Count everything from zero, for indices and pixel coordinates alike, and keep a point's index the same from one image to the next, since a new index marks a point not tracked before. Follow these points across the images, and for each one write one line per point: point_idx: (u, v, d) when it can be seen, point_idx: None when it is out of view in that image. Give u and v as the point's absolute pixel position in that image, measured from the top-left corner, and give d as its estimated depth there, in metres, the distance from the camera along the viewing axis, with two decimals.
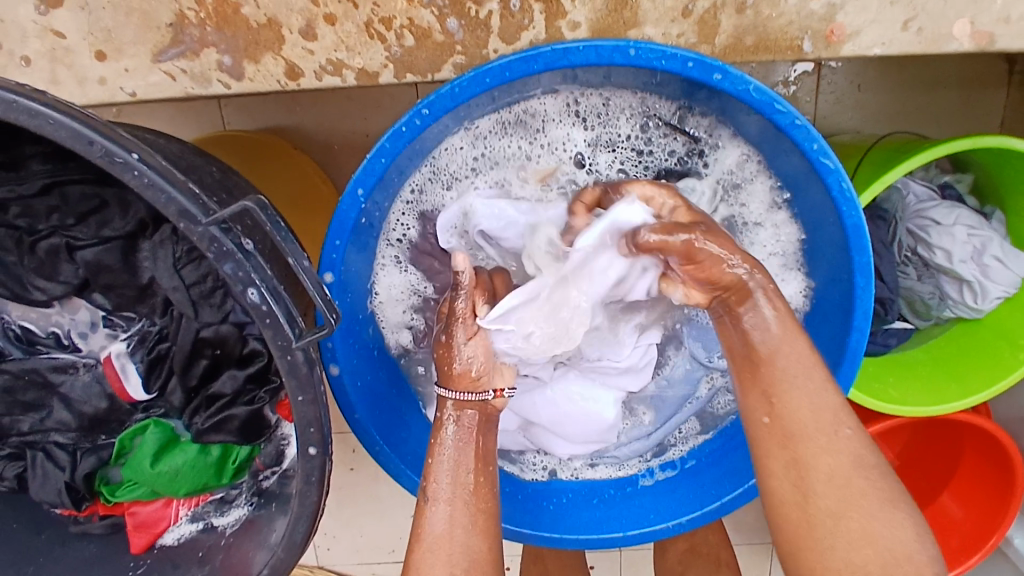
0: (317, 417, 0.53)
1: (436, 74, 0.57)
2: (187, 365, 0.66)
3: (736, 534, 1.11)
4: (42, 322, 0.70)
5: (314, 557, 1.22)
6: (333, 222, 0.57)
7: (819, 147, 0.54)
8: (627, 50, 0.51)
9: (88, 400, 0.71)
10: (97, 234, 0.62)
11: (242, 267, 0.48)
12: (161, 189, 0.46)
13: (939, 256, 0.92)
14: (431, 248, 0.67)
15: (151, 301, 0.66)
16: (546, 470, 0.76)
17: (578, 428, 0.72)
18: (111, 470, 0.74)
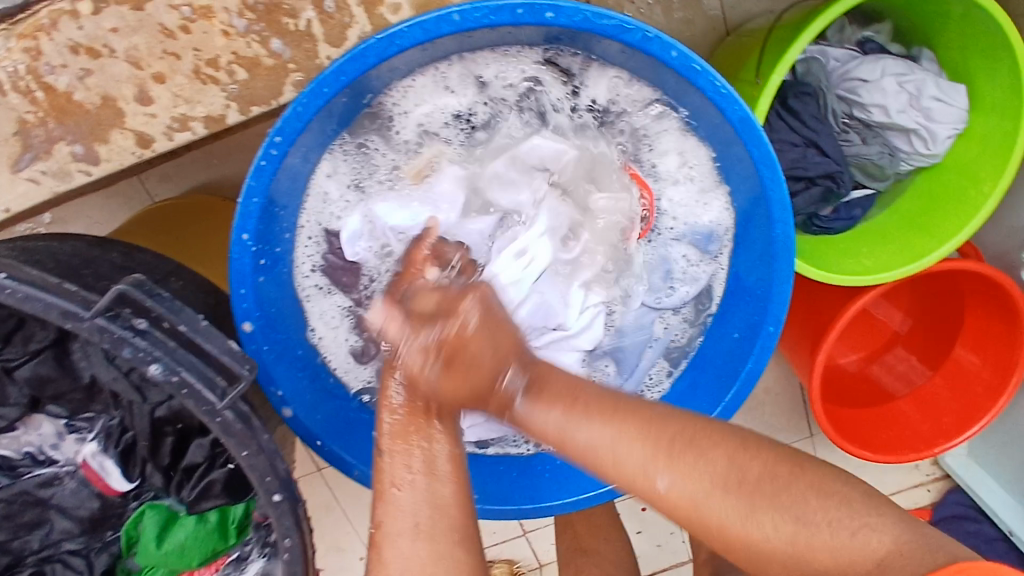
0: (269, 464, 0.53)
1: (279, 98, 0.57)
2: (154, 445, 0.67)
3: None
4: (14, 446, 0.70)
5: None
6: (231, 272, 0.56)
7: (677, 53, 0.52)
8: (450, 18, 0.50)
9: (81, 504, 0.73)
10: (26, 349, 0.63)
11: (141, 348, 0.48)
12: (37, 298, 0.46)
13: (876, 113, 0.90)
14: (344, 262, 0.66)
15: (102, 397, 0.67)
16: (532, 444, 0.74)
17: None
18: (128, 561, 0.75)
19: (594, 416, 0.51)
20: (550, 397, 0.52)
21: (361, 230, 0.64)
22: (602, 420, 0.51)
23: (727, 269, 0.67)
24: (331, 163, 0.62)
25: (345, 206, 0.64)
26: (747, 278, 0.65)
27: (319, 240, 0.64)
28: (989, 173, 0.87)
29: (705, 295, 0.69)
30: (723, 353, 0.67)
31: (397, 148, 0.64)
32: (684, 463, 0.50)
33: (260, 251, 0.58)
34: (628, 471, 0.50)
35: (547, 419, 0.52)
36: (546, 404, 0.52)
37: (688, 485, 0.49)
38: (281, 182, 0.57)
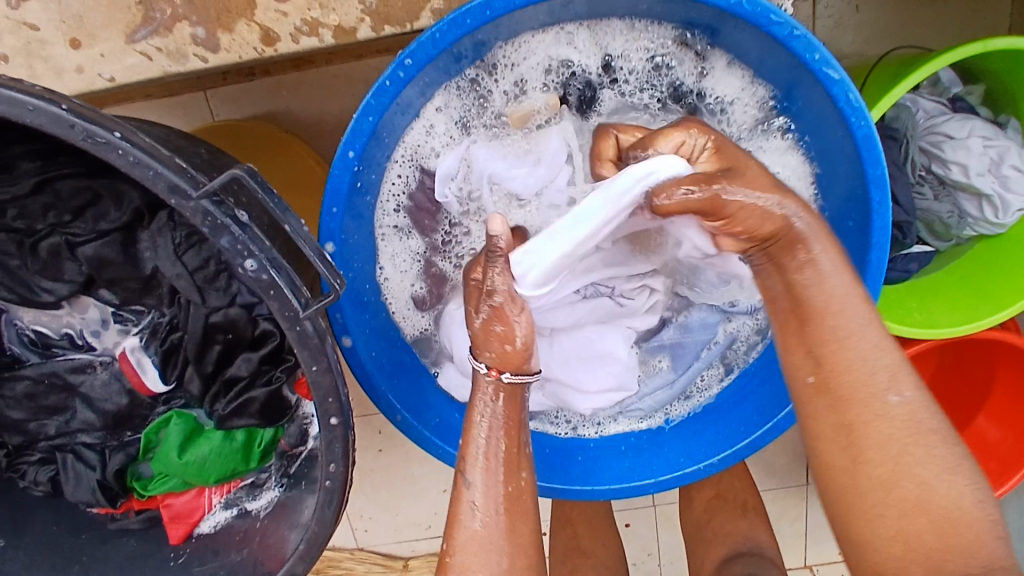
0: (332, 386, 0.52)
1: (415, 23, 0.54)
2: (201, 352, 0.66)
3: (766, 478, 1.11)
4: (54, 325, 0.69)
5: (352, 541, 1.25)
6: (328, 188, 0.55)
7: (820, 57, 0.51)
8: None
9: (108, 398, 0.71)
10: (95, 228, 0.61)
11: (239, 240, 0.47)
12: (147, 166, 0.45)
13: (955, 171, 0.89)
14: (429, 204, 0.65)
15: (157, 292, 0.66)
16: (571, 425, 0.74)
17: (593, 374, 0.68)
18: (140, 466, 0.74)
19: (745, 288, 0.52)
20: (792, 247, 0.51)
21: (456, 170, 0.64)
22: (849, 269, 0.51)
23: None
24: (441, 103, 0.62)
25: (447, 146, 0.64)
26: None
27: (410, 176, 0.64)
28: None
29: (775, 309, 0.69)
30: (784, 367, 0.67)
31: (507, 102, 0.63)
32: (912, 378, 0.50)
33: (359, 173, 0.57)
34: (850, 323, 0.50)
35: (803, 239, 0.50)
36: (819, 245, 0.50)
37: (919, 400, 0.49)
38: (393, 110, 0.57)
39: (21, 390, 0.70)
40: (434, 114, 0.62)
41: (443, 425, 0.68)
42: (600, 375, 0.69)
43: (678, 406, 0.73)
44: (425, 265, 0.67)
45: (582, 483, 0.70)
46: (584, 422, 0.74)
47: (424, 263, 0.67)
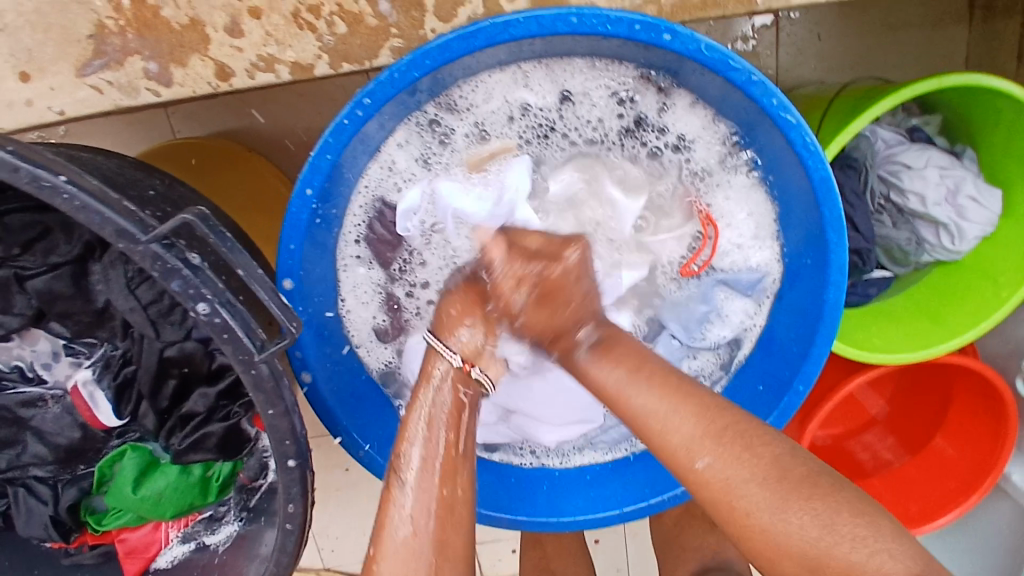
0: (290, 428, 0.51)
1: (374, 61, 0.53)
2: (156, 387, 0.64)
3: None
4: (3, 357, 0.67)
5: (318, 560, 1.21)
6: (285, 225, 0.54)
7: (777, 101, 0.52)
8: (569, 18, 0.49)
9: (60, 432, 0.68)
10: (45, 262, 0.60)
11: (191, 283, 0.46)
12: (94, 211, 0.44)
13: (912, 201, 0.90)
14: (390, 236, 0.64)
15: (110, 325, 0.64)
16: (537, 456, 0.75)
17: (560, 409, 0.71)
18: (94, 499, 0.72)
19: (654, 385, 0.52)
20: (613, 358, 0.54)
21: (419, 205, 0.63)
22: (662, 388, 0.52)
23: (762, 327, 0.68)
24: (400, 139, 0.61)
25: (409, 179, 0.63)
26: (783, 337, 0.66)
27: (371, 208, 0.63)
28: (1008, 279, 0.88)
29: (734, 345, 0.69)
30: (744, 400, 0.68)
31: (469, 135, 0.62)
32: (734, 446, 0.49)
33: (318, 209, 0.57)
34: (673, 444, 0.50)
35: (610, 374, 0.54)
36: (611, 362, 0.54)
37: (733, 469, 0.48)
38: (351, 149, 0.56)
39: None
40: (392, 150, 0.61)
41: None
42: (563, 410, 0.71)
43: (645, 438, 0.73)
44: (388, 297, 0.66)
45: (546, 514, 0.70)
46: (550, 452, 0.75)
47: (387, 296, 0.66)
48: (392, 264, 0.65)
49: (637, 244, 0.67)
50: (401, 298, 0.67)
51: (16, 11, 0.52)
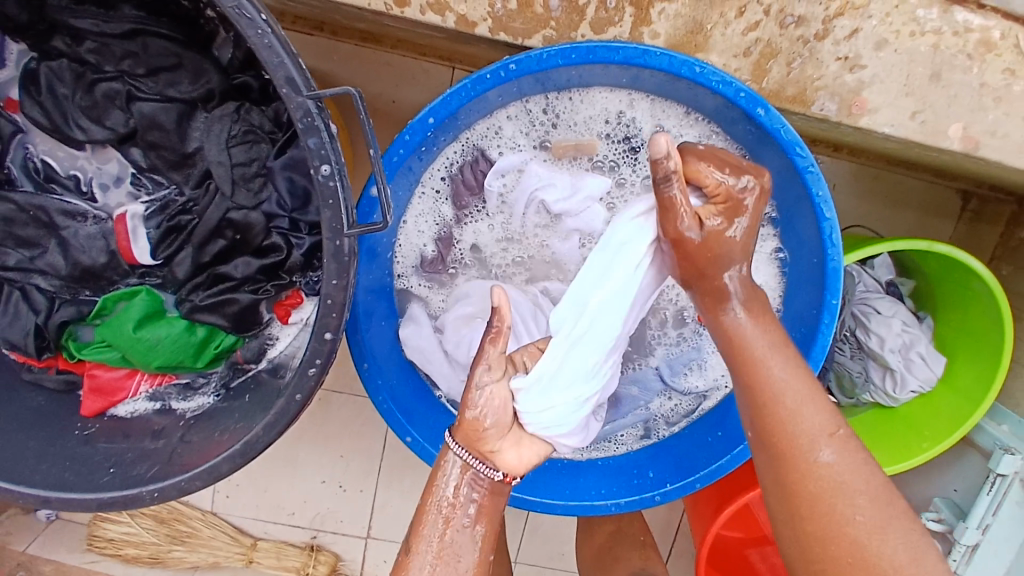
0: (341, 303, 0.56)
1: (525, 40, 0.63)
2: (205, 241, 0.68)
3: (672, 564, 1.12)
4: (67, 163, 0.70)
5: (209, 505, 1.36)
6: (399, 141, 0.62)
7: (822, 194, 0.63)
8: (693, 67, 0.59)
9: (87, 251, 0.70)
10: (162, 91, 0.64)
11: (324, 147, 0.52)
12: (276, 53, 0.50)
13: (874, 340, 1.04)
14: (474, 183, 0.72)
15: (187, 171, 0.67)
16: None
17: None
18: (81, 328, 0.73)
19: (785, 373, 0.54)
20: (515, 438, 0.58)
21: (510, 169, 0.72)
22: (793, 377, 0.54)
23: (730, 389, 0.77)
24: (510, 112, 0.70)
25: (511, 146, 0.72)
26: None
27: (468, 154, 0.71)
28: (932, 433, 1.02)
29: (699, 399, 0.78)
30: (697, 445, 0.76)
31: (567, 132, 0.71)
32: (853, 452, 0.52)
33: (430, 135, 0.65)
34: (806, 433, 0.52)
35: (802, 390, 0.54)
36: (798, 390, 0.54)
37: (850, 474, 0.51)
38: (473, 103, 0.65)
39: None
40: (502, 117, 0.70)
41: (399, 390, 0.72)
42: None
43: (591, 450, 0.79)
44: (447, 231, 0.74)
45: None
46: None
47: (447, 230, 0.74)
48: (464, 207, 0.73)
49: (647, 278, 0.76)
50: (461, 231, 0.74)
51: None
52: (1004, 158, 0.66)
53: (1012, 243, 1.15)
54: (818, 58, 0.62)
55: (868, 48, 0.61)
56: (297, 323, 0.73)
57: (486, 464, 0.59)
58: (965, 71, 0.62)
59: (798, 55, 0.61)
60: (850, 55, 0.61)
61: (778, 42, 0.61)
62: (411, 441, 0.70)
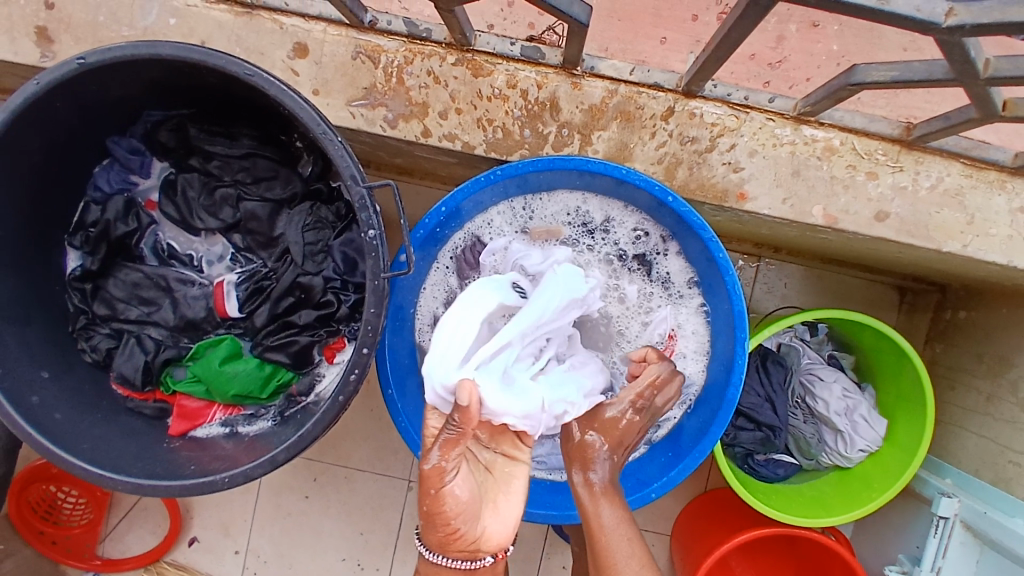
0: (376, 326, 0.79)
1: (509, 156, 0.92)
2: (279, 298, 0.94)
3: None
4: (185, 245, 1.00)
5: None
6: (421, 223, 0.88)
7: (723, 256, 0.87)
8: (622, 170, 0.86)
9: (192, 307, 0.96)
10: (261, 194, 0.94)
11: (371, 219, 0.78)
12: (345, 160, 0.77)
13: (820, 404, 1.22)
14: (473, 261, 0.98)
15: (272, 249, 0.96)
16: None
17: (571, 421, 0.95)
18: (176, 369, 0.97)
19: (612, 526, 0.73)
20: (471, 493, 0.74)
21: (496, 252, 0.97)
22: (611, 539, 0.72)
23: (678, 419, 0.98)
24: (498, 210, 0.98)
25: (498, 233, 0.99)
26: (689, 431, 0.95)
27: (468, 240, 0.99)
28: (879, 484, 1.16)
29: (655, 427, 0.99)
30: (653, 466, 0.95)
31: (540, 223, 0.98)
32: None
33: (442, 222, 0.91)
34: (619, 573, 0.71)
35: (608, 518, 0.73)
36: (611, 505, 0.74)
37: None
38: (473, 199, 0.92)
39: (132, 278, 0.98)
40: (492, 214, 0.98)
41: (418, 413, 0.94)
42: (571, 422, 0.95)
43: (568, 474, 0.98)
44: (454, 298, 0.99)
45: None
46: None
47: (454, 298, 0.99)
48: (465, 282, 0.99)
49: (608, 331, 1.00)
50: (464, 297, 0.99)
51: (331, 61, 0.90)
52: (859, 230, 0.91)
53: (941, 324, 1.33)
54: (710, 164, 0.89)
55: (744, 156, 0.89)
56: (339, 362, 0.95)
57: (471, 559, 0.75)
58: (817, 169, 0.89)
59: (695, 162, 0.89)
60: (732, 161, 0.89)
61: (681, 154, 0.89)
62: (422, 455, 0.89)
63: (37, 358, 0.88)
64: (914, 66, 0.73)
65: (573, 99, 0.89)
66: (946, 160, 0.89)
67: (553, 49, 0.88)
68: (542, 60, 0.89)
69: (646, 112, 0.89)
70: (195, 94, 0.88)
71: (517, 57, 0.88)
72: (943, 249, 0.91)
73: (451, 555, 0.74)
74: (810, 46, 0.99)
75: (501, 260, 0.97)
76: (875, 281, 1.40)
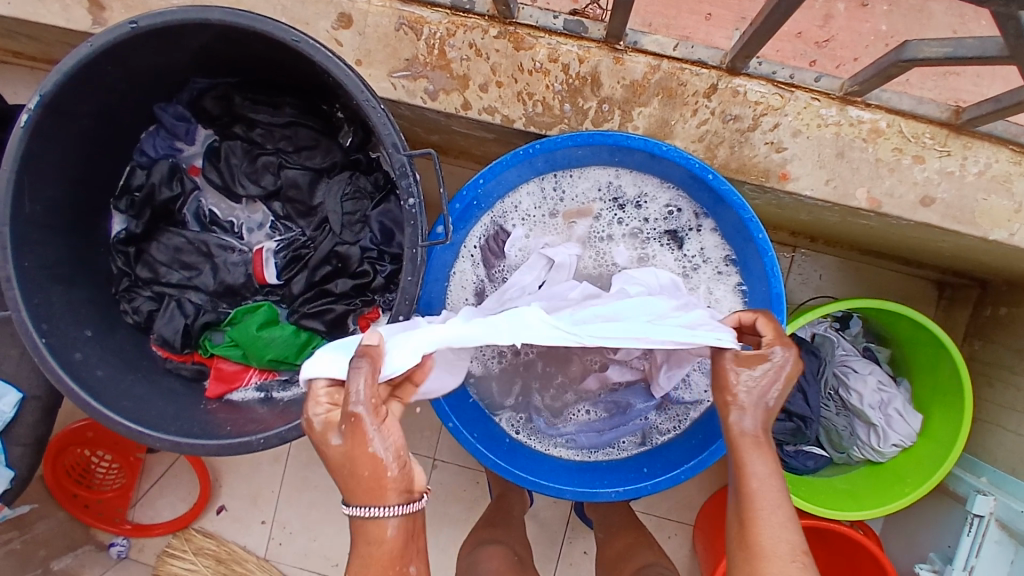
0: (412, 293, 0.80)
1: (549, 131, 0.92)
2: (317, 266, 0.95)
3: None
4: (227, 212, 1.01)
5: (263, 549, 1.50)
6: (459, 194, 0.88)
7: (762, 237, 0.87)
8: (663, 147, 0.85)
9: (232, 273, 0.98)
10: (302, 163, 0.95)
11: (411, 187, 0.78)
12: (387, 127, 0.77)
13: (854, 396, 1.20)
14: (502, 242, 0.98)
15: (311, 218, 0.97)
16: (514, 431, 0.97)
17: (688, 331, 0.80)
18: (214, 333, 0.98)
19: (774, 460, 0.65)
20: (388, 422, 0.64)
21: (521, 235, 0.97)
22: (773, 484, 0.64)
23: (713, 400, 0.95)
24: (527, 190, 0.97)
25: (526, 215, 0.98)
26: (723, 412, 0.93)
27: (495, 223, 0.98)
28: (913, 481, 1.13)
29: (689, 408, 0.96)
30: (685, 446, 0.93)
31: (569, 203, 0.98)
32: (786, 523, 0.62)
33: (478, 196, 0.91)
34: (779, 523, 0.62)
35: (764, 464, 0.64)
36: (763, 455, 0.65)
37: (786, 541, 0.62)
38: (506, 175, 0.92)
39: (174, 243, 0.99)
40: (521, 195, 0.98)
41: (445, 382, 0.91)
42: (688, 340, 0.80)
43: (595, 453, 0.96)
44: (484, 279, 0.99)
45: (523, 471, 0.90)
46: (537, 437, 0.97)
47: (484, 279, 0.99)
48: (495, 265, 0.98)
49: None
50: (494, 277, 0.98)
51: (375, 32, 0.90)
52: (903, 214, 0.89)
53: (980, 320, 1.29)
54: (752, 143, 0.88)
55: (787, 135, 0.88)
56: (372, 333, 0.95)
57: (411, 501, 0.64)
58: (862, 151, 0.88)
59: (737, 141, 0.88)
60: (775, 141, 0.88)
61: (722, 133, 0.88)
62: (452, 426, 0.87)
63: (83, 317, 0.90)
64: (967, 41, 0.70)
65: (614, 74, 0.88)
66: (995, 146, 0.87)
67: (595, 23, 0.88)
68: (583, 34, 0.88)
69: (688, 89, 0.88)
70: (239, 62, 0.90)
71: (560, 30, 0.88)
72: (988, 236, 0.88)
73: (388, 502, 0.63)
74: (857, 25, 0.97)
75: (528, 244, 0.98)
76: (913, 274, 1.37)
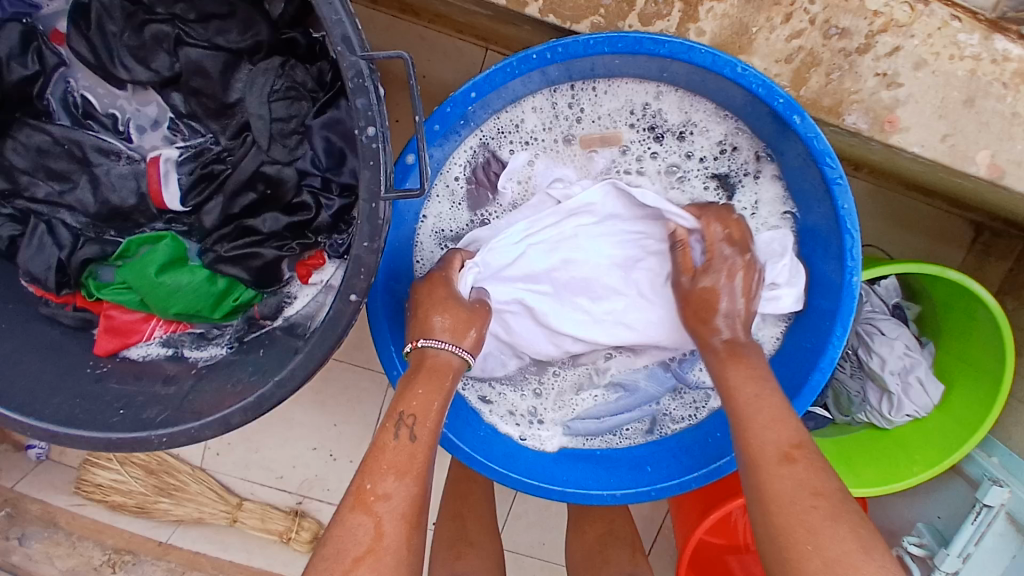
0: (372, 265, 0.55)
1: (574, 25, 0.64)
2: (236, 192, 0.69)
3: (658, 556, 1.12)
4: (107, 100, 0.72)
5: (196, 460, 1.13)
6: (441, 111, 0.62)
7: (847, 208, 0.64)
8: (737, 67, 0.59)
9: (118, 190, 0.71)
10: (210, 38, 0.65)
11: (369, 109, 0.51)
12: (334, 9, 0.49)
13: (874, 360, 1.02)
14: (494, 174, 0.73)
15: (226, 121, 0.69)
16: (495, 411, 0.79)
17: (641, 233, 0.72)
18: (102, 269, 0.74)
19: None
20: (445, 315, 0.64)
21: (521, 167, 0.73)
22: None
23: None
24: (534, 104, 0.71)
25: (529, 138, 0.73)
26: None
27: (487, 145, 0.73)
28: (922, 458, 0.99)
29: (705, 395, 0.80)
30: (698, 440, 0.78)
31: (589, 127, 0.73)
32: None
33: (468, 111, 0.65)
34: None
35: None
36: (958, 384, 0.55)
37: None
38: (506, 87, 0.65)
39: (35, 142, 0.70)
40: (525, 111, 0.72)
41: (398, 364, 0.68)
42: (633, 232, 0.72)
43: (590, 441, 0.80)
44: (467, 223, 0.75)
45: (503, 467, 0.73)
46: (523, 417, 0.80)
47: (467, 223, 0.75)
48: (483, 202, 0.74)
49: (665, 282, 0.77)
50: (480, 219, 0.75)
51: None
52: None
53: None
54: (858, 72, 0.63)
55: (907, 66, 0.63)
56: (315, 284, 0.74)
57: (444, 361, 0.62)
58: (999, 99, 0.63)
59: (838, 66, 0.63)
60: (889, 72, 0.63)
61: (821, 52, 0.63)
62: None
63: None
64: None
65: None
66: None
67: None
68: None
69: None
70: None
71: None
72: None
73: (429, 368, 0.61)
74: None
75: (529, 178, 0.74)
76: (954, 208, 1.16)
